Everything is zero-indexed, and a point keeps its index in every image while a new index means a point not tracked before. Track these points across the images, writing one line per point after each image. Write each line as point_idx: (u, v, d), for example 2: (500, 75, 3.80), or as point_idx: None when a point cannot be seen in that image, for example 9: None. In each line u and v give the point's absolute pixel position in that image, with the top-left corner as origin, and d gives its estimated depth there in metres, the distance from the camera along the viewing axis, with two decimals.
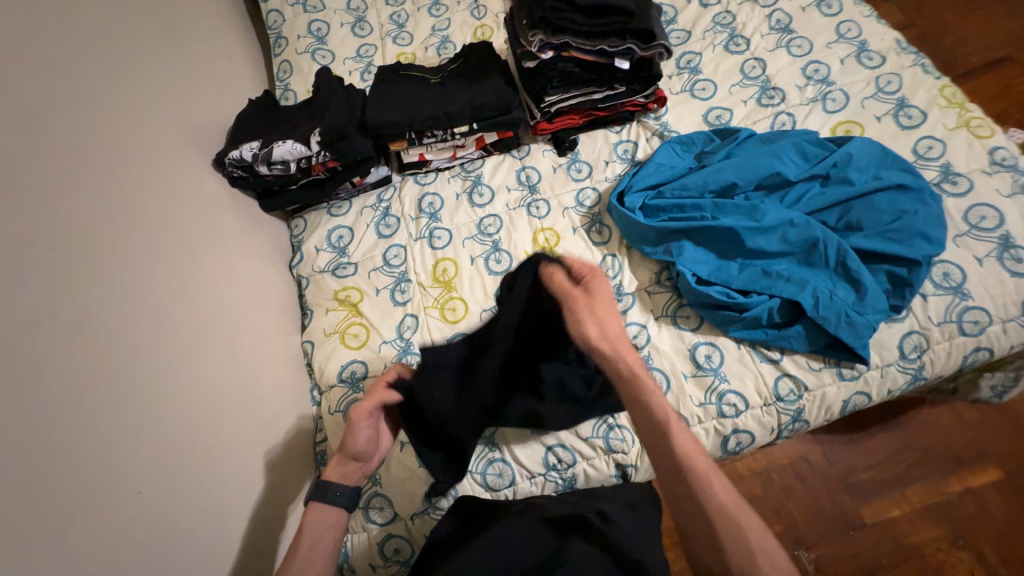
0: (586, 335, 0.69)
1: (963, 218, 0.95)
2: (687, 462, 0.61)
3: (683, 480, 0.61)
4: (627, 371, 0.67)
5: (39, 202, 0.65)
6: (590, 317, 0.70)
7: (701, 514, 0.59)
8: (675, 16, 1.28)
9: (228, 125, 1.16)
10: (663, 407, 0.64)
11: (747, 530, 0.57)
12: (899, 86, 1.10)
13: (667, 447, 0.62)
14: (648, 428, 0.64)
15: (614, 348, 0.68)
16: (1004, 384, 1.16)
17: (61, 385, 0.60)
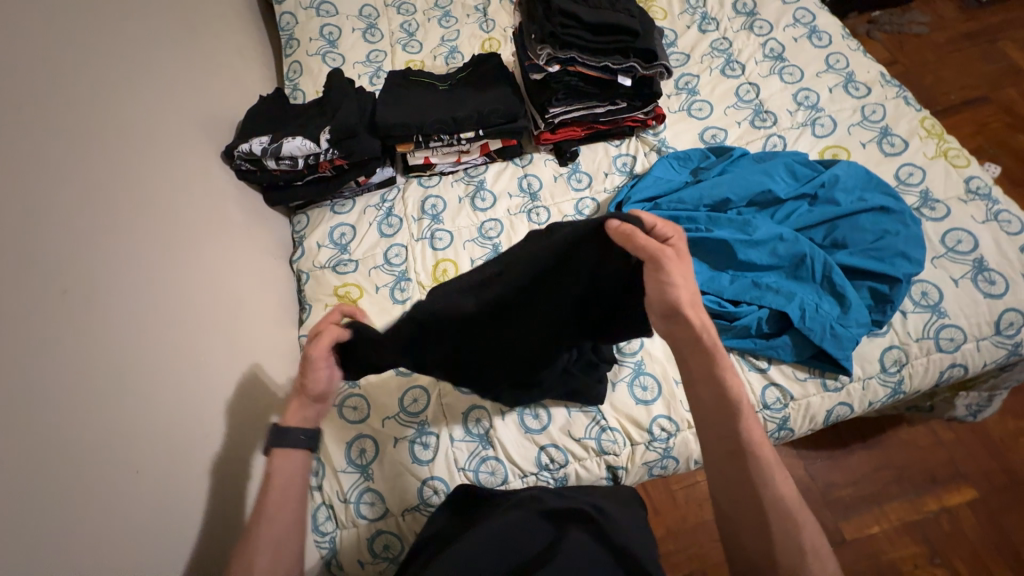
0: (678, 299, 0.64)
1: (941, 241, 1.01)
2: (749, 439, 0.64)
3: (744, 467, 0.63)
4: (709, 344, 0.66)
5: (54, 180, 0.66)
6: (683, 282, 0.65)
7: (751, 489, 0.63)
8: (675, 39, 1.34)
9: (237, 119, 1.17)
10: (739, 395, 0.66)
11: (793, 510, 0.61)
12: (883, 116, 1.16)
13: (734, 432, 0.65)
14: (719, 411, 0.66)
15: (700, 318, 0.66)
16: (978, 403, 1.21)
17: (67, 360, 0.60)
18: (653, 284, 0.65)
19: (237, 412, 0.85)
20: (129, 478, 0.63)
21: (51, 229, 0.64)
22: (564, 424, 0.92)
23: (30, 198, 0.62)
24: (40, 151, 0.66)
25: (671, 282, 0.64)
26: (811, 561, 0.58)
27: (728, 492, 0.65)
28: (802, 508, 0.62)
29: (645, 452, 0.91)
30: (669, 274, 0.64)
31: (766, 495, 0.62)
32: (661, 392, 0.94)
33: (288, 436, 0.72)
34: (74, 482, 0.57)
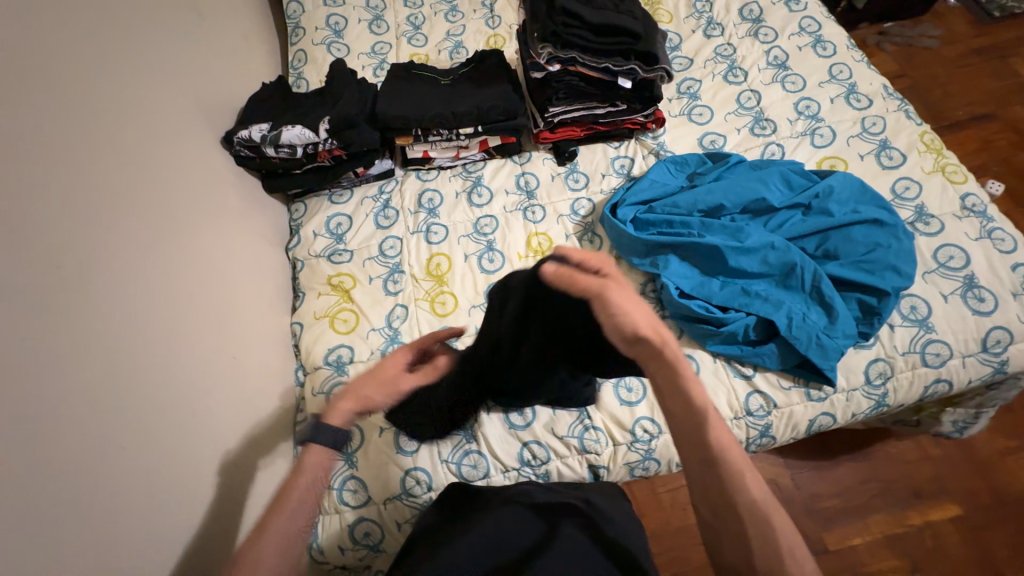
0: (636, 326, 0.65)
1: (933, 256, 1.01)
2: (719, 445, 0.64)
3: (716, 474, 0.63)
4: (670, 355, 0.66)
5: (52, 158, 0.67)
6: (634, 306, 0.65)
7: (726, 497, 0.63)
8: (679, 43, 1.34)
9: (239, 105, 1.18)
10: (702, 402, 0.65)
11: (767, 516, 0.61)
12: (883, 128, 1.16)
13: (702, 442, 0.64)
14: (685, 421, 0.65)
15: (658, 332, 0.66)
16: (965, 420, 1.21)
17: (58, 337, 0.61)
18: (605, 316, 0.65)
19: (227, 396, 0.86)
20: (116, 454, 0.64)
21: (48, 207, 0.65)
22: (548, 421, 0.93)
23: (27, 174, 0.63)
24: (39, 127, 0.66)
25: (621, 312, 0.64)
26: (789, 563, 0.58)
27: (706, 498, 0.65)
28: (778, 508, 0.62)
29: (627, 453, 0.92)
30: (615, 306, 0.64)
31: (740, 498, 0.62)
32: (647, 394, 0.95)
33: (321, 434, 0.66)
34: (62, 456, 0.58)
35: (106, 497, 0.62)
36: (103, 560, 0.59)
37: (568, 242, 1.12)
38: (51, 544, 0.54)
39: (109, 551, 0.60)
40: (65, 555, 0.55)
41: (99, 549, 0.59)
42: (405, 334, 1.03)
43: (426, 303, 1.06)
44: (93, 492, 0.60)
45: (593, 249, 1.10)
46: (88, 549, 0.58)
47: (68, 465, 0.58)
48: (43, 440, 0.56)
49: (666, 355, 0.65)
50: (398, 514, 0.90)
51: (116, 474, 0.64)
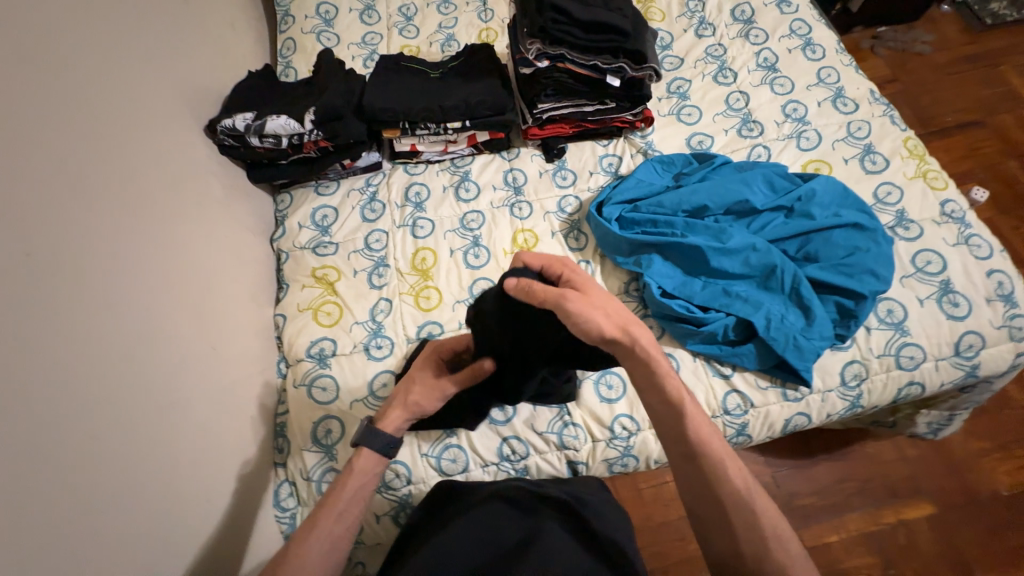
0: (602, 329, 0.66)
1: (911, 261, 1.02)
2: (697, 437, 0.66)
3: (698, 465, 0.65)
4: (643, 353, 0.67)
5: (23, 142, 0.65)
6: (600, 310, 0.66)
7: (709, 487, 0.65)
8: (671, 42, 1.34)
9: (225, 93, 1.17)
10: (680, 396, 0.67)
11: (750, 500, 0.63)
12: (868, 133, 1.17)
13: (683, 434, 0.66)
14: (666, 415, 0.67)
15: (627, 332, 0.68)
16: (939, 422, 1.24)
17: (28, 326, 0.60)
18: (570, 325, 0.66)
19: (207, 386, 0.86)
20: (89, 445, 0.64)
21: (19, 192, 0.63)
22: (528, 417, 0.94)
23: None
24: (11, 110, 0.65)
25: (585, 317, 0.65)
26: (774, 545, 0.61)
27: (690, 491, 0.67)
28: (759, 491, 0.64)
29: (606, 450, 0.93)
30: (578, 313, 0.65)
31: (721, 486, 0.64)
32: (627, 392, 0.96)
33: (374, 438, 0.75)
34: (33, 445, 0.57)
35: (79, 489, 0.61)
36: (75, 551, 0.59)
37: (554, 239, 1.12)
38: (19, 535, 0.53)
39: (81, 542, 0.60)
40: (36, 545, 0.55)
41: (70, 540, 0.59)
42: (389, 328, 1.03)
43: (410, 298, 1.06)
44: (64, 483, 0.59)
45: (578, 246, 1.10)
46: (60, 540, 0.57)
47: (40, 455, 0.57)
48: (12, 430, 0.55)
49: (639, 352, 0.67)
50: (377, 507, 0.91)
51: (90, 465, 0.63)
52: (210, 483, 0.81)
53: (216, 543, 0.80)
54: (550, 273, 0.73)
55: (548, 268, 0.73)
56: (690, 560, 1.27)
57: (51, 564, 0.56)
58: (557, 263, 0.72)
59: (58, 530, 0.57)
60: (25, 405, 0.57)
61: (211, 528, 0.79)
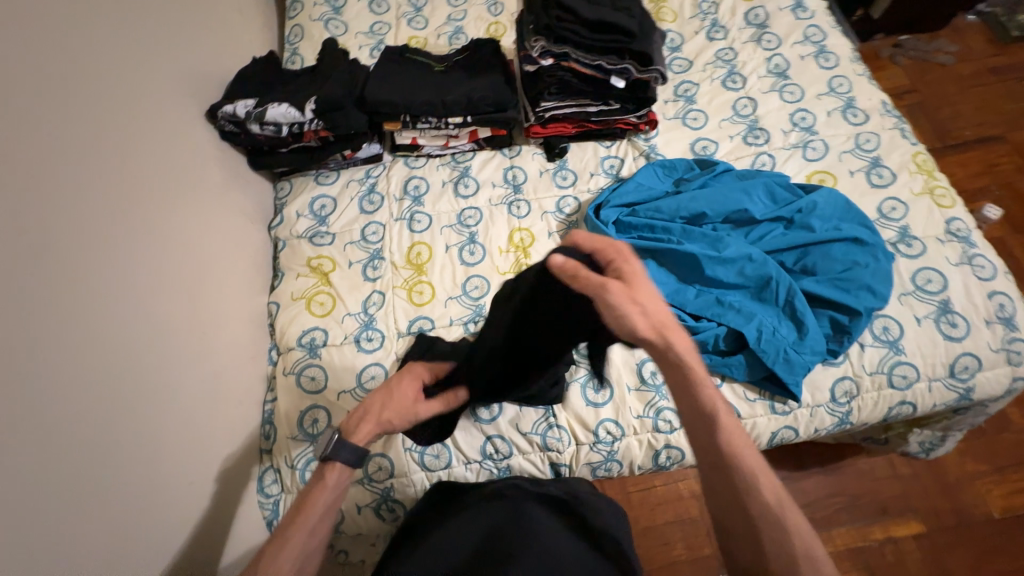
0: (636, 327, 0.67)
1: (911, 278, 1.01)
2: (727, 447, 0.66)
3: (727, 476, 0.65)
4: (676, 357, 0.68)
5: (17, 123, 0.66)
6: (637, 309, 0.67)
7: (738, 499, 0.64)
8: (681, 44, 1.32)
9: (229, 79, 1.17)
10: (716, 405, 0.67)
11: (781, 517, 0.62)
12: (876, 146, 1.15)
13: (714, 444, 0.66)
14: (699, 423, 0.68)
15: (662, 334, 0.68)
16: (931, 441, 1.23)
17: (16, 305, 0.61)
18: (608, 315, 0.68)
19: (197, 371, 0.87)
20: (72, 425, 0.64)
21: (11, 173, 0.63)
22: (514, 417, 0.94)
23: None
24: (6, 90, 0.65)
25: (622, 312, 0.67)
26: (804, 565, 0.59)
27: (719, 501, 0.66)
28: (791, 507, 0.63)
29: (589, 453, 0.94)
30: (618, 308, 0.67)
31: (749, 498, 0.64)
32: (614, 397, 0.95)
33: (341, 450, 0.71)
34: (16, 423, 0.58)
35: (62, 469, 0.62)
36: (55, 529, 0.60)
37: (550, 240, 1.12)
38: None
39: (61, 520, 0.61)
40: (15, 522, 0.56)
41: (51, 518, 0.60)
42: (380, 321, 1.03)
43: (403, 292, 1.07)
44: (46, 463, 0.60)
45: None
46: (41, 517, 0.58)
47: (22, 434, 0.58)
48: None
49: (672, 357, 0.68)
50: (360, 498, 0.93)
51: (73, 446, 0.64)
52: (195, 467, 0.82)
53: (200, 527, 0.81)
54: (602, 258, 0.73)
55: (600, 252, 0.73)
56: (673, 565, 1.28)
57: (30, 541, 0.57)
58: (612, 248, 0.71)
59: (39, 508, 0.59)
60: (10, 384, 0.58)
61: (195, 511, 0.81)
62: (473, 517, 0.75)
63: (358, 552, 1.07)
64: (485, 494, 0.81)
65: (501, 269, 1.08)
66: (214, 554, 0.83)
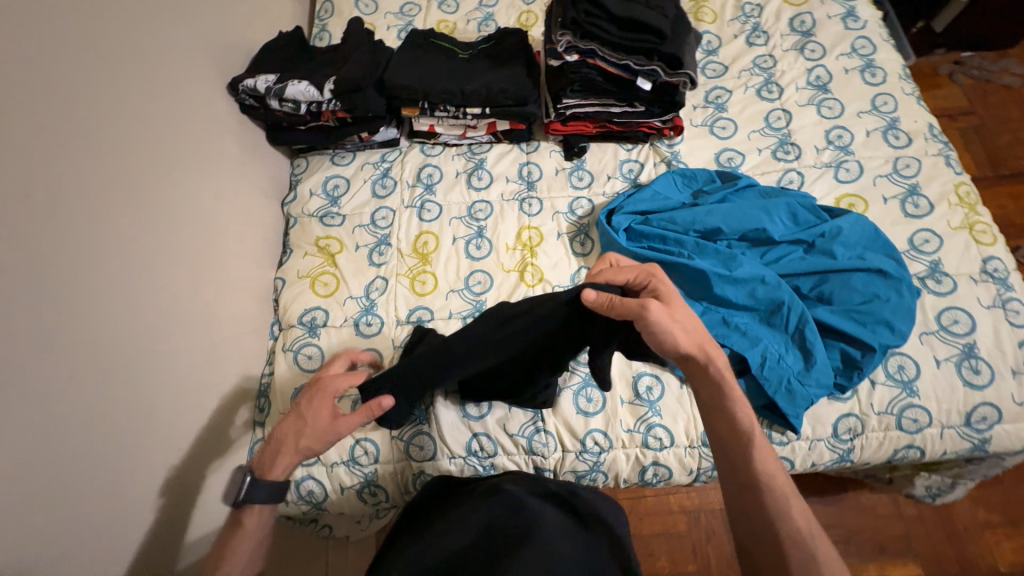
0: (679, 344, 0.68)
1: (935, 317, 0.95)
2: (762, 469, 0.64)
3: (755, 497, 0.63)
4: (717, 374, 0.69)
5: (34, 84, 0.67)
6: (677, 325, 0.68)
7: (766, 523, 0.62)
8: (718, 47, 1.26)
9: (254, 52, 1.17)
10: (750, 425, 0.67)
11: (810, 544, 0.59)
12: (916, 172, 1.08)
13: (744, 463, 0.65)
14: (729, 441, 0.67)
15: (703, 349, 0.70)
16: (940, 487, 1.17)
17: (17, 263, 0.62)
18: (648, 336, 0.68)
19: (196, 340, 0.89)
20: (62, 384, 0.66)
21: (23, 133, 0.65)
22: (502, 417, 0.94)
23: (6, 99, 0.63)
24: (22, 50, 0.66)
25: (661, 330, 0.67)
26: None
27: (745, 524, 0.64)
28: (823, 537, 0.60)
29: (574, 461, 0.93)
30: (656, 327, 0.67)
31: (779, 522, 0.61)
32: (605, 408, 0.94)
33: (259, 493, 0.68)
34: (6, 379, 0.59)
35: (49, 425, 0.64)
36: (41, 482, 0.62)
37: (559, 240, 1.09)
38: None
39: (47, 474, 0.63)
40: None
41: (34, 470, 0.62)
42: (381, 307, 1.03)
43: (406, 280, 1.06)
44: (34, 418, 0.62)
45: (583, 252, 1.08)
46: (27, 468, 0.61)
47: (14, 390, 0.60)
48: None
49: (712, 373, 0.69)
50: (343, 479, 0.94)
51: (62, 404, 0.66)
52: (185, 433, 0.84)
53: (185, 491, 0.84)
54: (635, 283, 0.73)
55: (632, 279, 0.74)
56: None
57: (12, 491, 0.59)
58: (645, 273, 0.73)
59: (25, 460, 0.61)
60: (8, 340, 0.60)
61: (182, 475, 0.83)
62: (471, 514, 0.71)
63: (341, 528, 1.09)
64: (464, 492, 0.81)
65: (507, 266, 1.06)
66: (199, 518, 0.86)
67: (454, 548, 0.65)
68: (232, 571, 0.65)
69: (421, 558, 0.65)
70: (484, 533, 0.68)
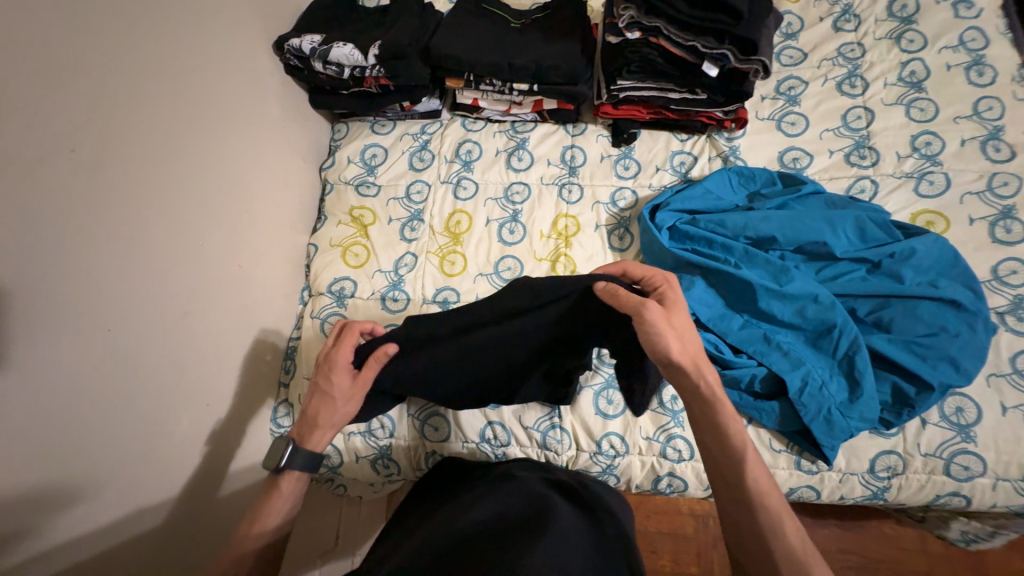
0: (672, 354, 0.61)
1: (1009, 359, 0.85)
2: (755, 488, 0.58)
3: (753, 516, 0.57)
4: (708, 392, 0.62)
5: (77, 40, 0.67)
6: (674, 332, 0.62)
7: (762, 543, 0.56)
8: (799, 31, 1.13)
9: (301, 10, 1.14)
10: (742, 438, 0.60)
11: (809, 566, 0.53)
12: (1015, 192, 0.94)
13: (738, 480, 0.59)
14: (721, 457, 0.61)
15: (696, 364, 0.62)
16: (977, 534, 1.06)
17: (59, 216, 0.64)
18: (644, 338, 0.62)
19: (227, 303, 0.91)
20: (101, 335, 0.69)
21: (65, 90, 0.65)
22: (518, 409, 0.93)
23: (48, 52, 0.63)
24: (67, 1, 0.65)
25: (659, 333, 0.61)
26: None
27: (740, 542, 0.58)
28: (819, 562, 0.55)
29: (588, 461, 0.91)
30: (653, 332, 0.61)
31: (776, 543, 0.55)
32: (625, 412, 0.91)
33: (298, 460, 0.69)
34: (44, 326, 0.62)
35: (83, 375, 0.67)
36: (74, 428, 0.66)
37: (596, 232, 1.04)
38: (23, 403, 0.60)
39: (82, 421, 0.67)
40: (37, 414, 0.62)
41: (70, 416, 0.65)
42: (408, 283, 1.03)
43: (436, 259, 1.05)
44: (74, 365, 0.66)
45: (620, 246, 1.02)
46: (63, 415, 0.65)
47: (52, 341, 0.63)
48: (25, 311, 0.60)
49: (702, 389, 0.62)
50: (359, 449, 0.97)
51: (97, 356, 0.69)
52: (213, 391, 0.87)
53: (210, 446, 0.87)
54: (647, 286, 0.69)
55: (645, 280, 0.69)
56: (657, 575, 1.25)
57: (49, 436, 0.63)
58: (659, 276, 0.67)
59: (61, 408, 0.64)
60: (46, 295, 0.62)
61: (209, 431, 0.87)
62: (481, 499, 0.68)
63: (355, 490, 1.12)
64: (473, 473, 0.81)
65: (539, 254, 1.02)
66: (225, 468, 0.90)
67: (467, 529, 0.60)
68: (266, 528, 0.67)
69: (426, 532, 0.63)
70: (495, 519, 0.62)
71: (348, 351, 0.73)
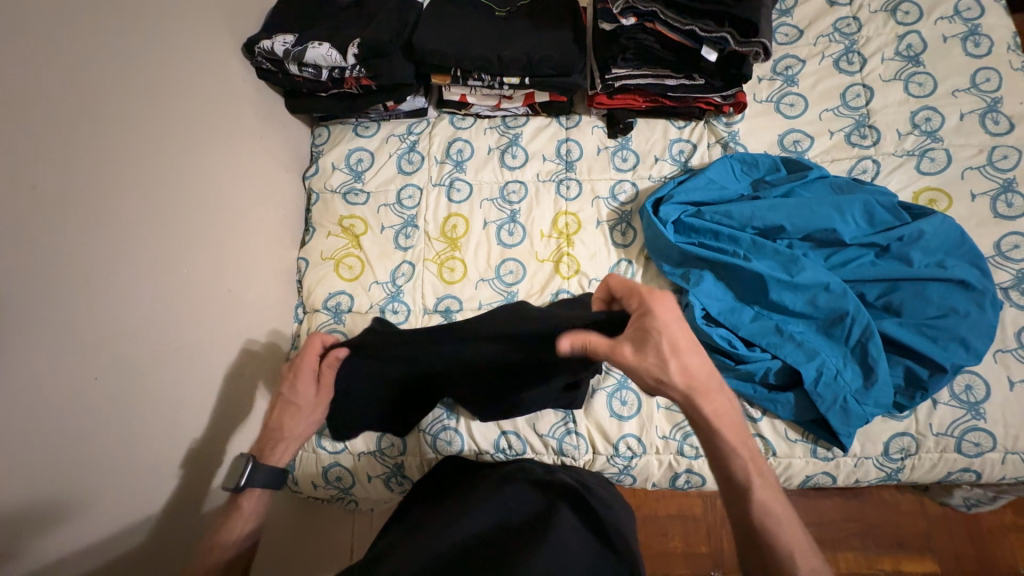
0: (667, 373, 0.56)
1: (1015, 334, 0.86)
2: (758, 521, 0.54)
3: (757, 550, 0.53)
4: (704, 420, 0.57)
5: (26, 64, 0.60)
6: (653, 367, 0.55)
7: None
8: (793, 7, 1.10)
9: (269, 8, 1.06)
10: (743, 469, 0.55)
11: None
12: (1014, 165, 0.94)
13: (742, 515, 0.55)
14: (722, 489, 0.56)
15: (691, 395, 0.56)
16: (978, 498, 1.09)
17: (28, 260, 0.59)
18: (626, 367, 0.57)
19: (217, 330, 0.86)
20: (84, 384, 0.64)
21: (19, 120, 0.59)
22: (532, 417, 0.91)
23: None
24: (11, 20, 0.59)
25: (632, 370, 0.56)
26: None
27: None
28: None
29: (605, 464, 0.90)
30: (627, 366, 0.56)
31: None
32: (640, 413, 0.90)
33: None
34: (24, 382, 0.58)
35: (70, 427, 0.63)
36: (65, 484, 0.62)
37: (598, 229, 1.01)
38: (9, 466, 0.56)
39: (73, 475, 0.63)
40: (23, 475, 0.58)
41: (59, 473, 0.61)
42: (407, 294, 0.99)
43: (434, 266, 1.01)
44: (57, 419, 0.61)
45: (624, 242, 1.00)
46: (51, 472, 0.60)
47: (31, 398, 0.58)
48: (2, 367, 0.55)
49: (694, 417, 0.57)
50: (370, 468, 0.94)
51: (84, 406, 0.64)
52: (212, 425, 0.83)
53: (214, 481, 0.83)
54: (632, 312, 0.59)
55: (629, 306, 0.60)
56: (668, 558, 1.26)
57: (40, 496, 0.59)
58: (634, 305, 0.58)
59: (49, 466, 0.60)
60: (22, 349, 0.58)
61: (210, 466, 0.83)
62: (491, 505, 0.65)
63: (366, 505, 1.09)
64: (481, 473, 0.78)
65: (541, 256, 0.99)
66: None
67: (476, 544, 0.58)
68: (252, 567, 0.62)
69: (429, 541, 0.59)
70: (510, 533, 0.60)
71: (312, 362, 0.74)
